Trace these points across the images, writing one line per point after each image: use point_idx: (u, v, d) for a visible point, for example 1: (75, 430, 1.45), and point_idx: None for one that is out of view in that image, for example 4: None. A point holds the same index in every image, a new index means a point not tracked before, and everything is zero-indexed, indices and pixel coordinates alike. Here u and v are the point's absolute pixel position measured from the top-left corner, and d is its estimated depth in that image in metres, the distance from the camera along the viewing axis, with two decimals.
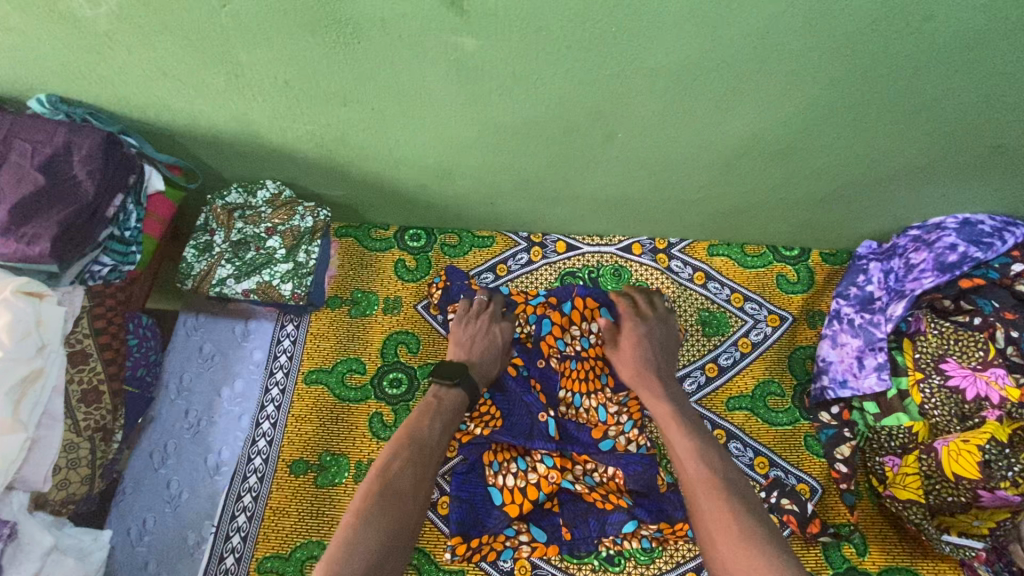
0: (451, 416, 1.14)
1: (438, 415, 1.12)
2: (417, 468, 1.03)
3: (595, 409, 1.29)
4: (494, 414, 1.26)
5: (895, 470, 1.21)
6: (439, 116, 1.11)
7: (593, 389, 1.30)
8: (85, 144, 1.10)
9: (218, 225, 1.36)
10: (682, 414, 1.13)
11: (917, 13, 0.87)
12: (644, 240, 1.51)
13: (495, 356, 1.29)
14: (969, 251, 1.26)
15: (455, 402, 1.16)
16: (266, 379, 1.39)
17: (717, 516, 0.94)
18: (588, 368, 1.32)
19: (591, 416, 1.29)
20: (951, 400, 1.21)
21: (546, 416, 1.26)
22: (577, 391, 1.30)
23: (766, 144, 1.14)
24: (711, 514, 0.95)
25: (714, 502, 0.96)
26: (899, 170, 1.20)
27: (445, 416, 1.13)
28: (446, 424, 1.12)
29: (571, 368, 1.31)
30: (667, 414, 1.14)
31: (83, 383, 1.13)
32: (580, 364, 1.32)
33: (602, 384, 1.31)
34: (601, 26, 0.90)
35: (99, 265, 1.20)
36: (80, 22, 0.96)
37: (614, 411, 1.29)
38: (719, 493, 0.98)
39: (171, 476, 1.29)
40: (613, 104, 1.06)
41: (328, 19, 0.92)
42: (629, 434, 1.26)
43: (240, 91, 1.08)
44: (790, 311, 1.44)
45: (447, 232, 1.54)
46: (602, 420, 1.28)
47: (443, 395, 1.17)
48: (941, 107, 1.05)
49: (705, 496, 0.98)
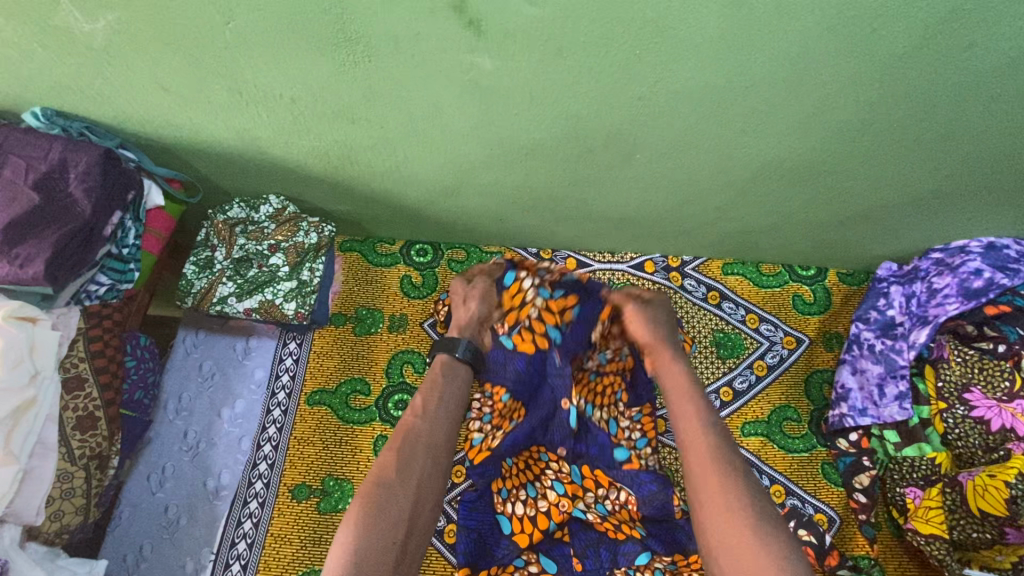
0: (445, 395, 1.07)
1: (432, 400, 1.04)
2: (409, 457, 0.95)
3: (607, 421, 1.25)
4: (515, 408, 1.24)
5: (917, 502, 1.17)
6: (450, 135, 1.07)
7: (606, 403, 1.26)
8: (83, 160, 1.06)
9: (218, 240, 1.31)
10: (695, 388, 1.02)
11: (958, 40, 0.83)
12: (657, 257, 1.47)
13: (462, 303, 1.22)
14: (995, 277, 1.24)
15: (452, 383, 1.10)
16: (267, 400, 1.35)
17: (729, 516, 0.85)
18: (606, 384, 1.27)
19: (602, 427, 1.24)
20: (975, 430, 1.18)
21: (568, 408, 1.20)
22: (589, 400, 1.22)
23: (789, 166, 1.10)
24: (720, 513, 0.86)
25: (723, 497, 0.87)
26: (925, 193, 1.16)
27: (435, 395, 1.05)
28: (439, 404, 1.04)
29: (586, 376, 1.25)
30: (680, 387, 1.03)
31: (78, 410, 1.09)
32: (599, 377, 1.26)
33: (614, 398, 1.27)
34: (625, 48, 0.86)
35: (96, 285, 1.15)
36: (78, 36, 0.91)
37: (625, 425, 1.26)
38: (731, 484, 0.88)
39: (169, 501, 1.25)
40: (633, 126, 1.02)
41: (339, 37, 0.88)
42: (641, 451, 1.24)
43: (244, 107, 1.04)
44: (807, 333, 1.40)
45: (454, 247, 1.49)
46: (613, 433, 1.24)
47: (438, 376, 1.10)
48: (975, 134, 1.01)
49: (716, 490, 0.88)
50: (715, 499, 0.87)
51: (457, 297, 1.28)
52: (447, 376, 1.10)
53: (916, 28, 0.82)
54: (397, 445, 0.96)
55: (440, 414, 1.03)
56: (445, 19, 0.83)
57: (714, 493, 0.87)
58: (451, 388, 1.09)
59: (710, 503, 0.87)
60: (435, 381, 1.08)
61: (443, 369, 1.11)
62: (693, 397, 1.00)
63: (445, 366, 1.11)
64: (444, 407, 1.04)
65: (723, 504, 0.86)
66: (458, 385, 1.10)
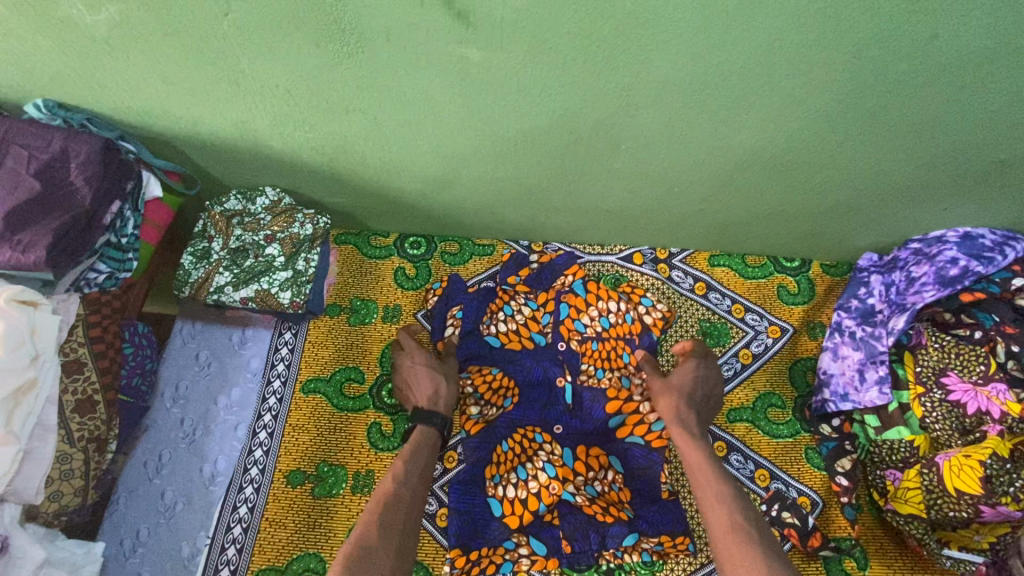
0: (419, 464, 1.14)
1: (409, 469, 1.12)
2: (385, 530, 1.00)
3: (618, 378, 1.32)
4: (510, 386, 1.32)
5: (897, 484, 1.21)
6: (442, 126, 1.10)
7: (615, 364, 1.34)
8: (83, 150, 1.09)
9: (216, 232, 1.34)
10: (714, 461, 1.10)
11: (924, 31, 0.87)
12: (645, 249, 1.50)
13: (439, 380, 1.27)
14: (970, 265, 1.27)
15: (427, 450, 1.18)
16: (263, 388, 1.38)
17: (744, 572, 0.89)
18: (610, 349, 1.35)
19: (614, 386, 1.32)
20: (952, 413, 1.21)
21: (564, 382, 1.32)
22: (600, 365, 1.33)
23: (770, 157, 1.14)
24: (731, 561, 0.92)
25: (739, 554, 0.92)
26: (901, 184, 1.20)
27: (413, 466, 1.13)
28: (414, 475, 1.11)
29: (592, 347, 1.34)
30: (696, 458, 1.11)
31: (77, 393, 1.11)
32: (602, 344, 1.35)
33: (624, 361, 1.34)
34: (607, 39, 0.90)
35: (95, 272, 1.17)
36: (80, 28, 0.94)
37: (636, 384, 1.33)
38: (746, 544, 0.93)
39: (165, 487, 1.27)
40: (617, 117, 1.06)
41: (332, 29, 0.91)
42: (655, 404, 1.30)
43: (241, 98, 1.07)
44: (791, 322, 1.43)
45: (447, 240, 1.53)
46: (625, 389, 1.31)
47: (408, 444, 1.18)
48: (946, 124, 1.05)
49: (731, 550, 0.93)
50: (732, 559, 0.92)
51: (420, 368, 1.28)
52: (421, 446, 1.18)
53: (885, 19, 0.86)
54: (378, 512, 1.02)
55: (414, 485, 1.09)
56: (434, 11, 0.86)
57: (730, 554, 0.93)
58: (425, 458, 1.16)
59: (726, 562, 0.93)
60: (410, 453, 1.16)
61: (416, 441, 1.19)
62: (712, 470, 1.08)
63: (419, 438, 1.19)
64: (418, 479, 1.11)
65: (740, 561, 0.91)
66: (431, 454, 1.18)
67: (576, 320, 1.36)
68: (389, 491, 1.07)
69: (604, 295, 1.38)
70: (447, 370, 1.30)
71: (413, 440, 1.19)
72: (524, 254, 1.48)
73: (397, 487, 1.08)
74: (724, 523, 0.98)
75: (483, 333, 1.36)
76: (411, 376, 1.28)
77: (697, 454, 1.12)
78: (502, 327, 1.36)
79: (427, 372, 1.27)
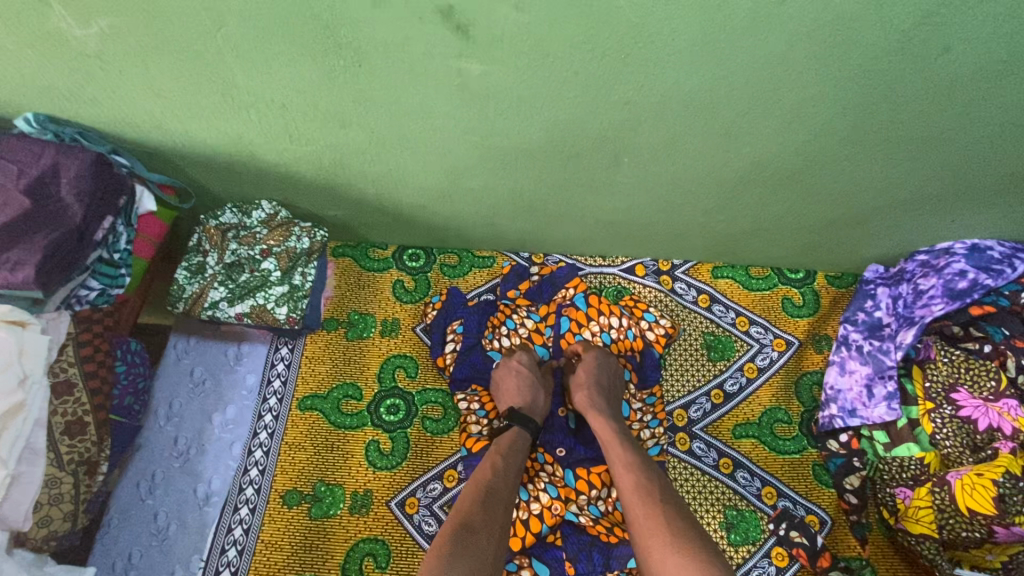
0: (507, 464, 1.06)
1: (502, 458, 1.07)
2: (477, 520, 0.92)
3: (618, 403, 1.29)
4: None
5: (907, 503, 1.17)
6: (441, 139, 1.08)
7: None
8: (74, 166, 1.07)
9: (211, 245, 1.32)
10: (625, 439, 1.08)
11: (934, 43, 0.85)
12: (648, 261, 1.48)
13: (534, 390, 1.22)
14: (979, 278, 1.25)
15: (517, 444, 1.12)
16: (258, 405, 1.35)
17: (654, 542, 0.88)
18: None
19: None
20: (963, 430, 1.19)
21: (565, 412, 1.30)
22: None
23: (775, 169, 1.12)
24: (644, 538, 0.90)
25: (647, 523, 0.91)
26: (908, 196, 1.18)
27: (499, 465, 1.05)
28: (504, 472, 1.04)
29: None
30: (609, 438, 1.09)
31: (67, 415, 1.09)
32: None
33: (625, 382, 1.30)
34: (610, 53, 0.88)
35: (86, 290, 1.16)
36: (71, 43, 0.92)
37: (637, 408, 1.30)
38: (654, 512, 0.92)
39: (158, 508, 1.24)
40: (620, 130, 1.04)
41: (328, 42, 0.89)
42: (654, 430, 1.27)
43: (236, 111, 1.05)
44: (796, 335, 1.41)
45: (446, 252, 1.51)
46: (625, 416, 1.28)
47: (499, 440, 1.13)
48: (954, 137, 1.03)
49: (639, 520, 0.93)
50: (643, 533, 0.91)
51: (512, 374, 1.24)
52: (507, 451, 1.10)
53: (894, 32, 0.84)
54: (476, 498, 0.97)
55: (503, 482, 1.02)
56: (433, 25, 0.84)
57: (640, 526, 0.92)
58: (513, 463, 1.07)
59: (640, 537, 0.91)
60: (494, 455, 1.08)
61: (502, 444, 1.11)
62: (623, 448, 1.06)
63: (512, 438, 1.12)
64: (508, 477, 1.03)
65: (649, 531, 0.90)
66: (519, 459, 1.09)
67: (577, 336, 1.34)
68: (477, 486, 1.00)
69: (606, 310, 1.36)
70: (541, 382, 1.25)
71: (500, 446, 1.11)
72: (524, 267, 1.47)
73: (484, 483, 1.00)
74: (633, 495, 0.96)
75: (485, 347, 1.35)
76: (505, 381, 1.24)
77: (609, 434, 1.10)
78: (504, 343, 1.35)
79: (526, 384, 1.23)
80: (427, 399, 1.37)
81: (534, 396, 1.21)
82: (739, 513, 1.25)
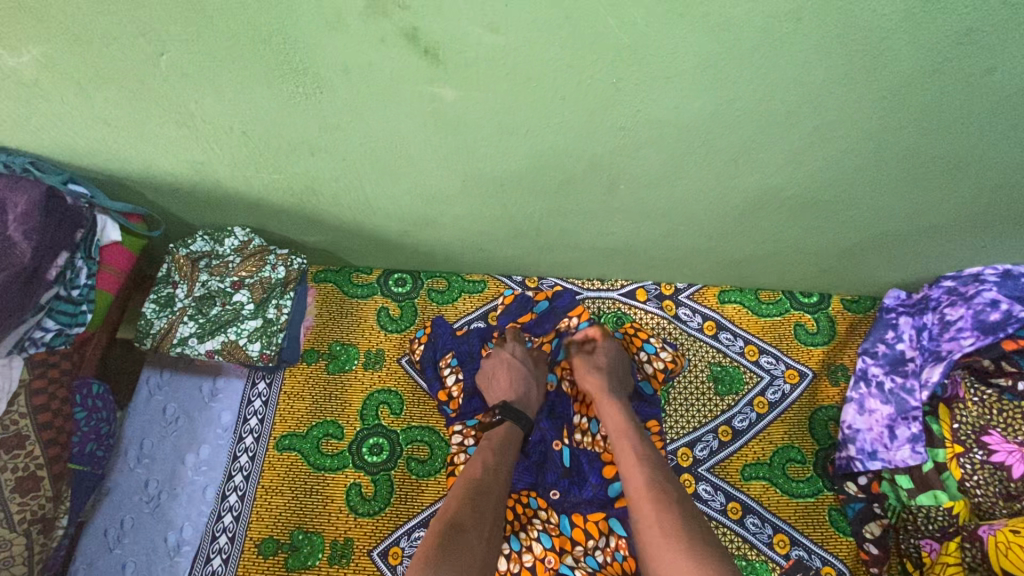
0: (507, 454, 1.03)
1: (509, 444, 1.06)
2: (478, 506, 0.90)
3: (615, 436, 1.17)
4: None
5: (934, 557, 1.07)
6: (418, 166, 0.99)
7: None
8: (22, 201, 0.99)
9: (180, 277, 1.24)
10: (638, 431, 1.03)
11: (972, 64, 0.74)
12: (649, 285, 1.38)
13: (528, 380, 1.17)
14: (1013, 309, 1.14)
15: (513, 437, 1.08)
16: (234, 445, 1.27)
17: (661, 536, 0.83)
18: None
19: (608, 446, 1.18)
20: (995, 477, 1.09)
21: (560, 445, 1.17)
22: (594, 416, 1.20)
23: (787, 195, 1.02)
24: (651, 536, 0.84)
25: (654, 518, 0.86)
26: (936, 222, 1.07)
27: (500, 455, 1.02)
28: (504, 464, 1.01)
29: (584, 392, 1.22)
30: (621, 427, 1.03)
31: (17, 471, 1.02)
32: None
33: None
34: (600, 77, 0.78)
35: (42, 330, 1.06)
36: (2, 70, 0.83)
37: None
38: (662, 503, 0.87)
39: (126, 558, 1.16)
40: (614, 156, 0.94)
41: (284, 68, 0.80)
42: None
43: (194, 139, 0.96)
44: (810, 366, 1.31)
45: (435, 276, 1.42)
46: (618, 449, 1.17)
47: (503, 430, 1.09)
48: (989, 161, 0.92)
49: (648, 517, 0.87)
50: (651, 528, 0.85)
51: (503, 370, 1.18)
52: (508, 432, 1.08)
53: (926, 52, 0.73)
54: (478, 472, 0.97)
55: (505, 474, 0.99)
56: (398, 48, 0.75)
57: (649, 519, 0.86)
58: (513, 453, 1.04)
59: (646, 532, 0.86)
60: (500, 442, 1.06)
61: (502, 430, 1.08)
62: (634, 438, 1.01)
63: (503, 434, 1.08)
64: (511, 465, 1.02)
65: (658, 526, 0.84)
66: (517, 449, 1.06)
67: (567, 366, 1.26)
68: (478, 471, 0.97)
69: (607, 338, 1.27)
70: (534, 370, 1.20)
71: (499, 434, 1.08)
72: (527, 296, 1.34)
73: (487, 469, 0.98)
74: (644, 488, 0.91)
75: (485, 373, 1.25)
76: (495, 377, 1.18)
77: (620, 424, 1.04)
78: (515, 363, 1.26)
79: (519, 377, 1.17)
80: (413, 437, 1.28)
81: (529, 390, 1.16)
82: (749, 564, 1.15)
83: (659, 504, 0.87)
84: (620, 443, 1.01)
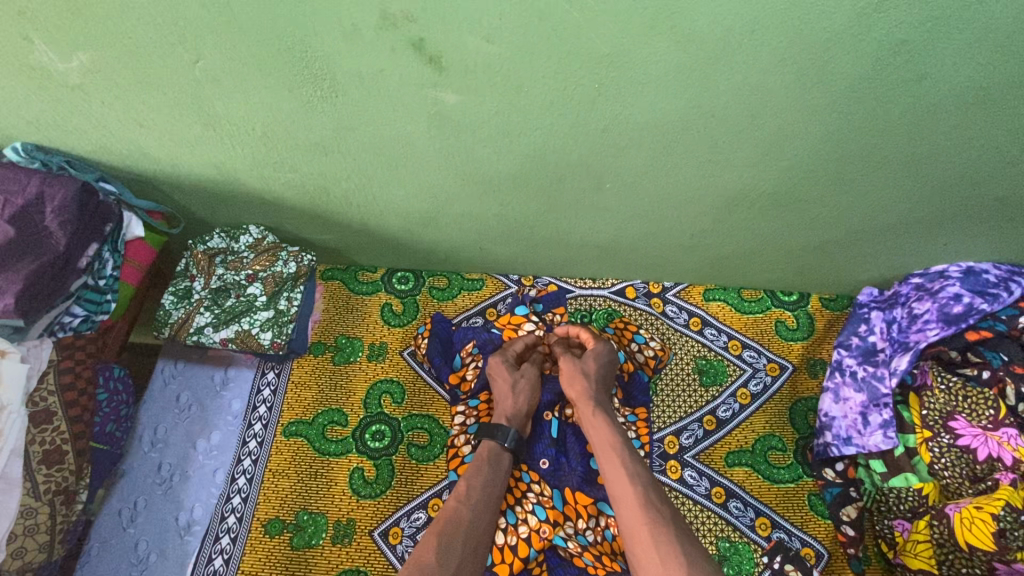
0: (486, 480, 1.06)
1: (488, 469, 1.07)
2: (447, 539, 0.95)
3: None
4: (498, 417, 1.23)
5: (906, 536, 1.15)
6: (422, 167, 1.08)
7: None
8: (59, 195, 1.06)
9: (197, 270, 1.32)
10: (628, 444, 1.05)
11: (911, 71, 0.84)
12: (638, 283, 1.46)
13: (506, 394, 1.17)
14: (974, 303, 1.22)
15: (494, 459, 1.09)
16: (244, 431, 1.33)
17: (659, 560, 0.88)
18: None
19: None
20: (962, 459, 1.16)
21: (551, 416, 1.23)
22: None
23: (760, 194, 1.10)
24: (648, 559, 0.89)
25: (651, 540, 0.90)
26: (900, 221, 1.16)
27: (477, 480, 1.05)
28: (479, 489, 1.04)
29: None
30: (610, 441, 1.05)
31: (45, 444, 1.09)
32: None
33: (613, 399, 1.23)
34: (584, 82, 0.87)
35: (71, 315, 1.15)
36: (53, 75, 0.93)
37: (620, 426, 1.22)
38: (658, 527, 0.92)
39: (139, 536, 1.22)
40: (600, 156, 1.03)
41: (305, 74, 0.90)
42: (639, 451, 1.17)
43: (218, 140, 1.06)
44: (790, 359, 1.38)
45: (436, 274, 1.50)
46: None
47: (485, 453, 1.10)
48: (940, 162, 1.01)
49: (643, 540, 0.91)
50: (646, 550, 0.90)
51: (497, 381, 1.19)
52: (489, 459, 1.09)
53: (869, 60, 0.83)
54: (452, 506, 1.01)
55: (482, 502, 1.03)
56: (406, 55, 0.84)
57: (646, 541, 0.91)
58: (490, 476, 1.07)
59: (640, 553, 0.90)
60: (476, 465, 1.08)
61: (484, 455, 1.10)
62: (623, 452, 1.03)
63: (484, 454, 1.10)
64: (491, 499, 1.04)
65: (655, 550, 0.89)
66: (496, 471, 1.08)
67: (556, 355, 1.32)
68: (453, 503, 1.01)
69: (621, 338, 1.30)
70: (517, 385, 1.19)
71: (480, 456, 1.10)
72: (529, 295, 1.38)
73: (462, 501, 1.02)
74: (638, 509, 0.95)
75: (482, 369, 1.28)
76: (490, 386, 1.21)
77: (608, 437, 1.06)
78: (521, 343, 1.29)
79: (507, 391, 1.18)
80: (414, 425, 1.35)
81: (503, 401, 1.17)
82: (732, 546, 1.21)
83: (656, 525, 0.92)
84: (610, 458, 1.03)
